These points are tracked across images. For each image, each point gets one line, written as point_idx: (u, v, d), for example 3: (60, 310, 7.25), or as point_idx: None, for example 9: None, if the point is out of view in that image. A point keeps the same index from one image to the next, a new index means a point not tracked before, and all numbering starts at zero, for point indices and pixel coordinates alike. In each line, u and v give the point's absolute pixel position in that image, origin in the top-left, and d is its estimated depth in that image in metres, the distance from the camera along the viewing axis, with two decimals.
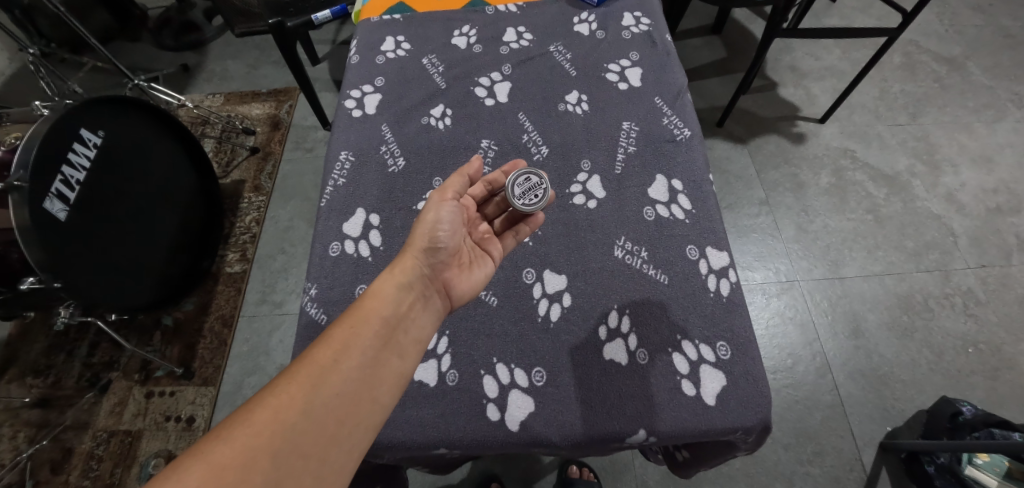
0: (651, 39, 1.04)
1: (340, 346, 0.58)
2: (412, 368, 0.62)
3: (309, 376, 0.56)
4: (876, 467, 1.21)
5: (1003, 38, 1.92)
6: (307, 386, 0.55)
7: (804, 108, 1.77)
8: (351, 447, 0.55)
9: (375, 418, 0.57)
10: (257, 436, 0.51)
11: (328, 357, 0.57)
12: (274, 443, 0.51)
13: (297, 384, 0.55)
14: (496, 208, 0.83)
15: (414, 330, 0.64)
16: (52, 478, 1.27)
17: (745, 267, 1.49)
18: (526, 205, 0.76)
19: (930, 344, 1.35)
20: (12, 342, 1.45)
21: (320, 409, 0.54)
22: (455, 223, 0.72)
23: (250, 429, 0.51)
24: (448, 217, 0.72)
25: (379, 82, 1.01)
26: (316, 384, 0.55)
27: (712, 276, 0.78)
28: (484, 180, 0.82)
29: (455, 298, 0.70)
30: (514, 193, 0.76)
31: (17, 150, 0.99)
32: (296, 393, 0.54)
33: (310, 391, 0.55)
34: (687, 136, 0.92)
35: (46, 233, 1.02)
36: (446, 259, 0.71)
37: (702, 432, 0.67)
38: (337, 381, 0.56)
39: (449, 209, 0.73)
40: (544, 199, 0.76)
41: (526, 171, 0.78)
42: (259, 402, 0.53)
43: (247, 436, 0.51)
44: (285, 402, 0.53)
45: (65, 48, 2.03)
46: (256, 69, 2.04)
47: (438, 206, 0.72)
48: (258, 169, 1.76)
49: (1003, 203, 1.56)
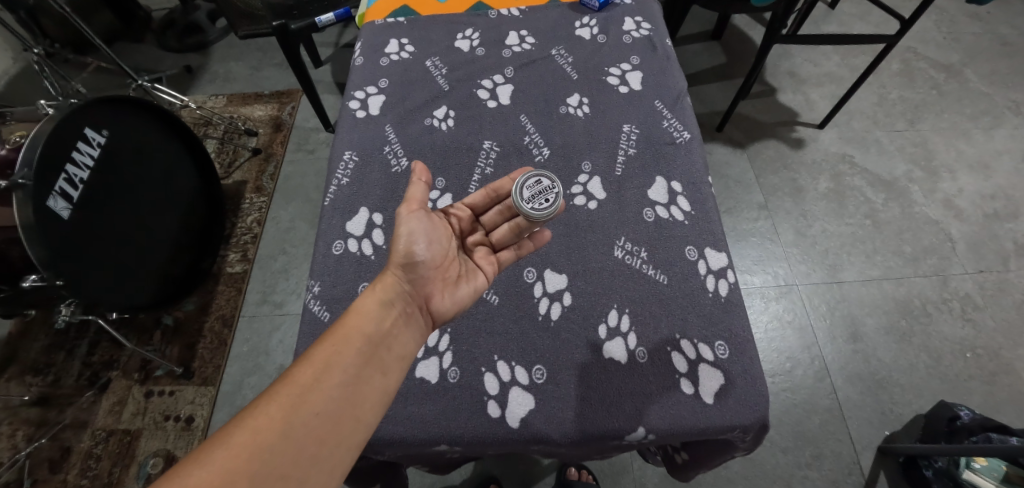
0: (652, 44, 1.06)
1: (320, 367, 0.58)
2: (395, 384, 0.62)
3: (290, 396, 0.55)
4: (875, 470, 1.22)
5: (1001, 45, 1.94)
6: (287, 405, 0.54)
7: (803, 114, 1.79)
8: (333, 466, 0.54)
9: (357, 438, 0.56)
10: (235, 460, 0.50)
11: (309, 376, 0.57)
12: (253, 464, 0.51)
13: (278, 403, 0.54)
14: (494, 219, 0.82)
15: (397, 347, 0.63)
16: (50, 478, 1.27)
17: (745, 271, 1.50)
18: (536, 209, 0.75)
19: (928, 349, 1.36)
20: (12, 340, 1.45)
21: (299, 430, 0.54)
22: (428, 236, 0.72)
23: (229, 451, 0.51)
24: (426, 233, 0.72)
25: (383, 84, 1.02)
26: (296, 404, 0.55)
27: (711, 277, 0.79)
28: (487, 187, 0.82)
29: (437, 315, 0.69)
30: (522, 196, 0.76)
31: (22, 148, 1.00)
32: (277, 412, 0.54)
33: (290, 412, 0.54)
34: (686, 138, 0.93)
35: (51, 229, 1.03)
36: (426, 273, 0.70)
37: (701, 429, 0.67)
38: (319, 400, 0.56)
39: (419, 221, 0.72)
40: (554, 204, 0.75)
41: (537, 174, 0.78)
42: (238, 423, 0.52)
43: (226, 458, 0.50)
44: (265, 423, 0.53)
45: (69, 48, 2.05)
46: (259, 71, 2.05)
47: (407, 220, 0.71)
48: (260, 170, 1.77)
49: (1001, 209, 1.57)
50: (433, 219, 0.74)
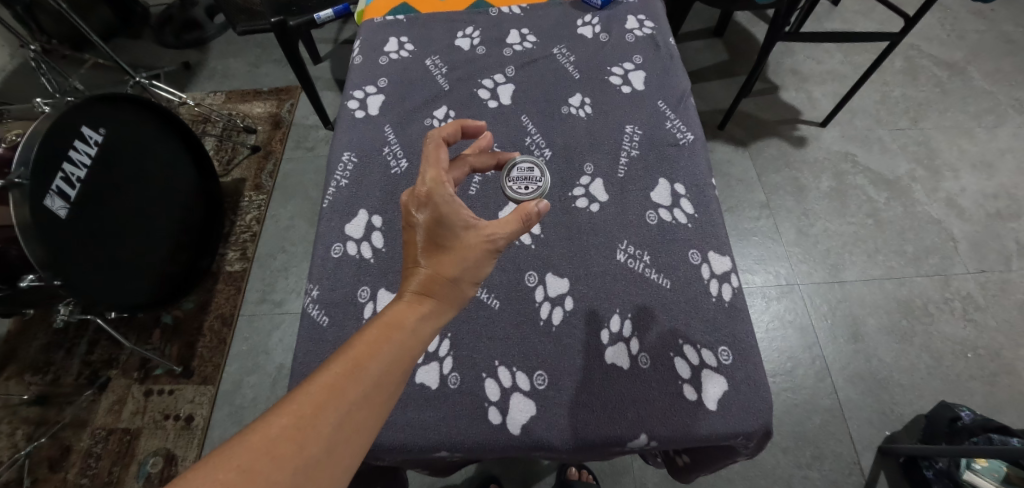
0: (656, 42, 1.04)
1: (357, 369, 0.48)
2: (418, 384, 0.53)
3: (319, 396, 0.45)
4: (875, 470, 1.22)
5: (1004, 43, 1.93)
6: (316, 405, 0.45)
7: (805, 112, 1.77)
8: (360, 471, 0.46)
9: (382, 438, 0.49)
10: (253, 473, 0.41)
11: (341, 375, 0.47)
12: (277, 473, 0.41)
13: (304, 404, 0.45)
14: (463, 174, 0.73)
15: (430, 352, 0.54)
16: (50, 477, 1.27)
17: (745, 270, 1.49)
18: (516, 192, 0.82)
19: (929, 349, 1.35)
20: (12, 338, 1.45)
21: (333, 444, 0.44)
22: (482, 266, 0.59)
23: (244, 463, 0.41)
24: (488, 238, 0.60)
25: (382, 83, 1.01)
26: (328, 408, 0.45)
27: (714, 281, 0.78)
28: (440, 142, 0.64)
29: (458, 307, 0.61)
30: (511, 176, 0.83)
31: (18, 147, 0.98)
32: (306, 413, 0.44)
33: (320, 417, 0.44)
34: (690, 140, 0.92)
35: (46, 229, 1.02)
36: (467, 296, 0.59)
37: (703, 437, 0.67)
38: (353, 402, 0.46)
39: (471, 252, 0.59)
40: (529, 193, 0.82)
41: (534, 163, 0.84)
42: (256, 428, 0.43)
43: (241, 470, 0.41)
44: (292, 426, 0.43)
45: (65, 44, 2.04)
46: (258, 68, 2.04)
47: (459, 255, 0.58)
48: (259, 168, 1.76)
49: (1003, 208, 1.56)
50: (489, 221, 0.61)
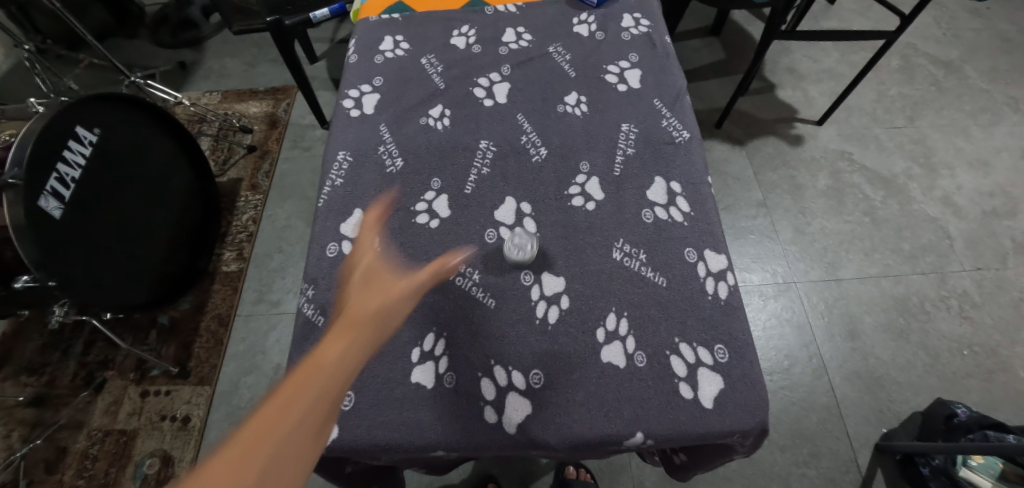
0: (651, 41, 1.04)
1: (292, 397, 0.64)
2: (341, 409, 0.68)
3: (256, 431, 0.59)
4: (872, 468, 1.22)
5: (1000, 41, 1.93)
6: (254, 440, 0.58)
7: (802, 111, 1.78)
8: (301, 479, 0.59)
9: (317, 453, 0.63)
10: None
11: (273, 412, 0.61)
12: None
13: (243, 440, 0.58)
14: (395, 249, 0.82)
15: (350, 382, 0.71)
16: (45, 479, 1.26)
17: (743, 269, 1.49)
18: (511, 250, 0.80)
19: (926, 346, 1.36)
20: (7, 340, 1.44)
21: (273, 464, 0.57)
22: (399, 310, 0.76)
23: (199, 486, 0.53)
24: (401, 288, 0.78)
25: (378, 82, 1.01)
26: (265, 441, 0.58)
27: (711, 279, 0.78)
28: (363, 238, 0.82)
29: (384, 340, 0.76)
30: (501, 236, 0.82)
31: (12, 146, 0.98)
32: (244, 448, 0.57)
33: (257, 447, 0.58)
34: (686, 138, 0.92)
35: (40, 229, 1.01)
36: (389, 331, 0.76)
37: (700, 435, 0.67)
38: (282, 434, 0.60)
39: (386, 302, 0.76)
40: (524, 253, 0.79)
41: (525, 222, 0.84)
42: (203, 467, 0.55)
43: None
44: (232, 464, 0.56)
45: (61, 44, 2.03)
46: (254, 67, 2.03)
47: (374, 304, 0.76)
48: (256, 167, 1.76)
49: (999, 206, 1.57)
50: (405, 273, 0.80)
